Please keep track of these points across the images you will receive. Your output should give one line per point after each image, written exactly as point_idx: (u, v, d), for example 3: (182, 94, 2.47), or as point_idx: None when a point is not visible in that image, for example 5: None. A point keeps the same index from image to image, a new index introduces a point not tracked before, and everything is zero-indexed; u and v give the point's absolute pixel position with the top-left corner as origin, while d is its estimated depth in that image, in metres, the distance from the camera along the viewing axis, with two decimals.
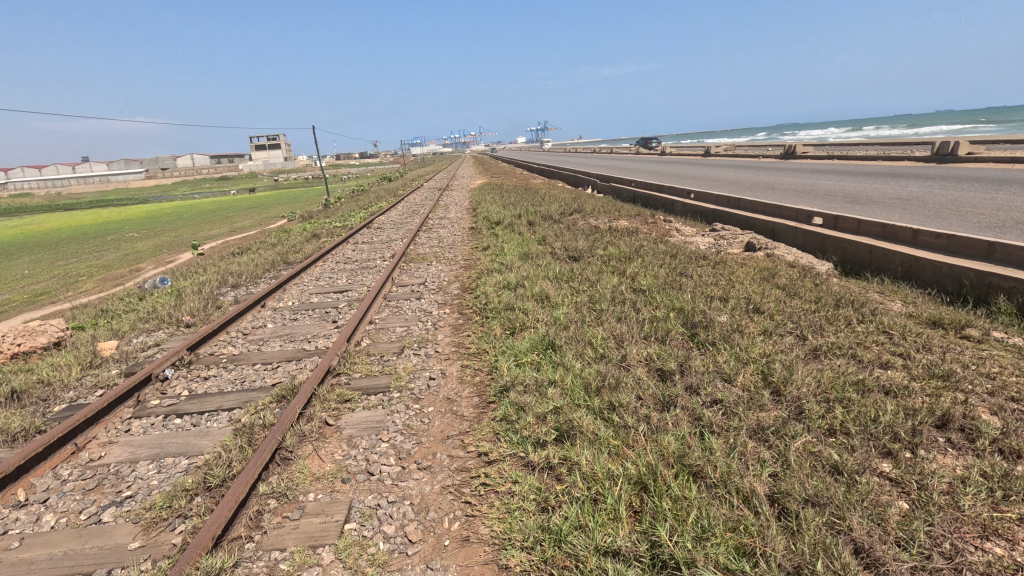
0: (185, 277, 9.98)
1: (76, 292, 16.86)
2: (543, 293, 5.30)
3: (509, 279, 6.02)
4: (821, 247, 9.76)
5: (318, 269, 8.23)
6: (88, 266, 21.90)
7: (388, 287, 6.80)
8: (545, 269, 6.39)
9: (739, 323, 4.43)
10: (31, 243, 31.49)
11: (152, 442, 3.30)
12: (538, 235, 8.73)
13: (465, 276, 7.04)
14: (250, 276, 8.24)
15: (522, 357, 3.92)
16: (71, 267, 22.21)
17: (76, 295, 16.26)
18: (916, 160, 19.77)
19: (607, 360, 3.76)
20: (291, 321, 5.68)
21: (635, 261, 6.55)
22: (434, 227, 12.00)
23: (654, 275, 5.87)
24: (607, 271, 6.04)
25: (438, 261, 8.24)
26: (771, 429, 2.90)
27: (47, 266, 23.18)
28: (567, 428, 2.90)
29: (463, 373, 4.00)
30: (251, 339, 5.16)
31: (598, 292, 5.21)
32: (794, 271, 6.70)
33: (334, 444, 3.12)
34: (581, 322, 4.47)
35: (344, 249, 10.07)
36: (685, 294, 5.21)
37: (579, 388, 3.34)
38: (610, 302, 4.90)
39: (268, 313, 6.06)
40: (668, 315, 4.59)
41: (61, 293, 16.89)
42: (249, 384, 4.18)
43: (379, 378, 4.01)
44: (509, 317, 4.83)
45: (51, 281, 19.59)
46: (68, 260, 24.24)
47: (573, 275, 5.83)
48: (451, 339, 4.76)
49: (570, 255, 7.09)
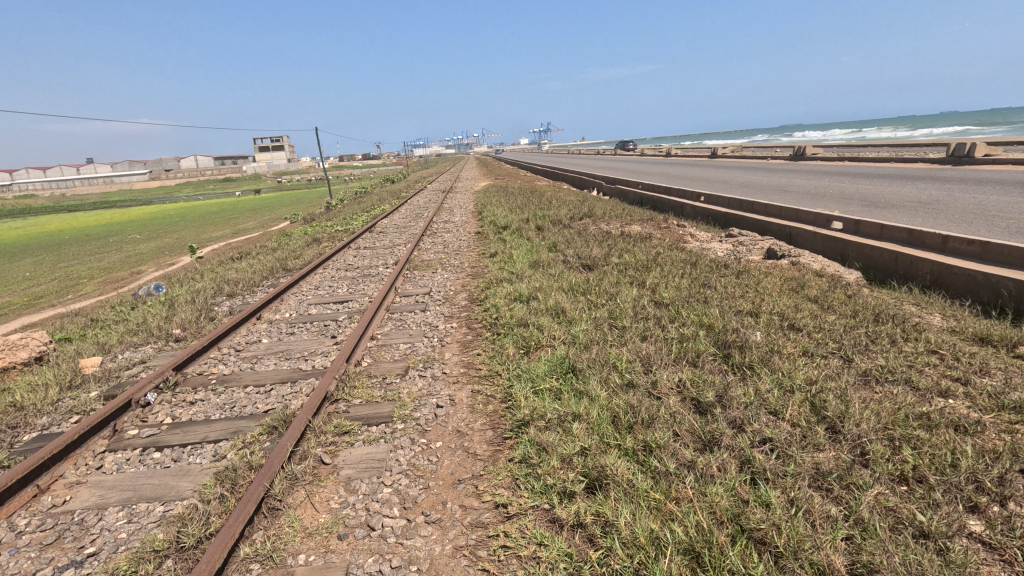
0: (182, 283, 9.66)
1: (75, 295, 16.59)
2: (558, 306, 4.92)
3: (520, 290, 5.63)
4: (843, 254, 9.34)
5: (318, 277, 7.88)
6: (91, 268, 21.72)
7: (391, 297, 6.43)
8: (558, 278, 6.01)
9: (776, 343, 4.03)
10: (34, 244, 31.39)
11: (125, 483, 2.93)
12: (548, 241, 8.34)
13: (472, 285, 6.67)
14: (247, 283, 7.88)
15: (540, 384, 3.53)
16: (73, 269, 22.02)
17: (74, 298, 15.98)
18: (931, 162, 19.30)
19: (636, 388, 3.37)
20: (288, 336, 5.30)
21: (654, 270, 6.15)
22: (438, 231, 11.65)
23: (676, 287, 5.48)
24: (625, 282, 5.64)
25: (443, 268, 7.85)
26: (834, 476, 2.51)
27: (50, 268, 23.02)
28: (598, 476, 2.51)
29: (474, 400, 3.61)
30: (243, 357, 4.79)
31: (618, 306, 4.81)
32: (822, 281, 6.31)
33: (330, 489, 2.73)
34: (603, 341, 4.08)
35: (346, 254, 9.72)
36: (711, 308, 4.82)
37: (607, 424, 2.95)
38: (632, 318, 4.50)
39: (263, 326, 5.69)
40: (697, 333, 4.20)
41: (61, 296, 16.67)
42: (238, 410, 3.81)
43: (382, 405, 3.62)
44: (522, 335, 4.44)
45: (52, 283, 19.39)
46: (71, 261, 24.06)
47: (590, 287, 5.44)
48: (459, 359, 4.37)
49: (584, 264, 6.70)
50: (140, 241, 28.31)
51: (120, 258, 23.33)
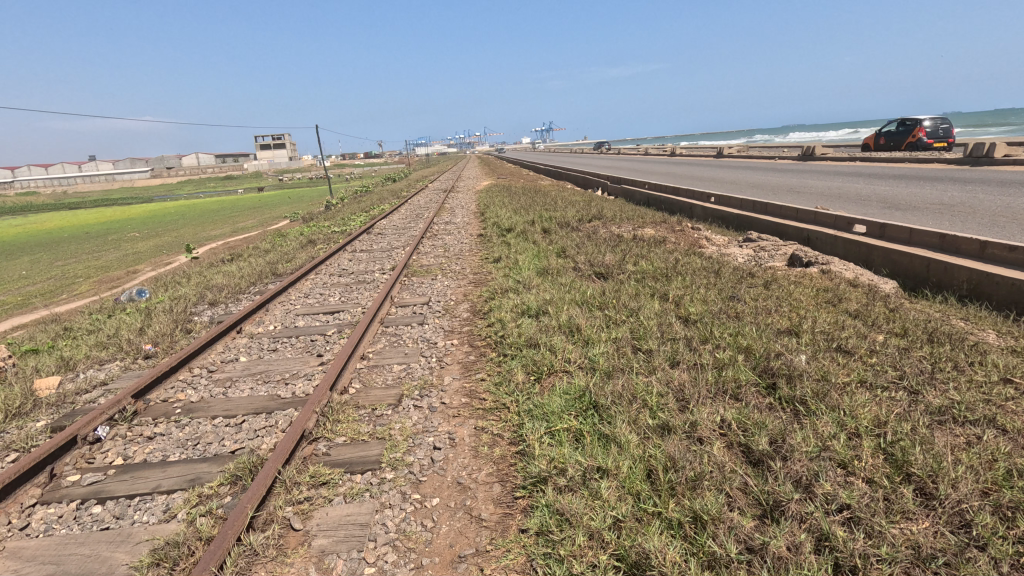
0: (167, 288, 9.11)
1: (70, 294, 16.14)
2: (572, 323, 4.36)
3: (528, 302, 5.08)
4: (867, 259, 8.76)
5: (309, 283, 7.32)
6: (87, 266, 21.29)
7: (386, 307, 5.87)
8: (569, 289, 5.45)
9: (829, 371, 3.46)
10: (30, 242, 30.94)
11: (49, 553, 2.38)
12: (557, 245, 7.77)
13: (475, 295, 6.12)
14: (233, 290, 7.33)
15: (558, 424, 2.98)
16: (68, 267, 21.55)
17: (67, 298, 15.51)
18: (947, 163, 18.67)
19: (672, 433, 2.81)
20: (269, 354, 4.74)
21: (676, 280, 5.59)
22: (439, 233, 11.12)
23: (703, 301, 4.91)
24: (645, 294, 5.09)
25: (444, 275, 7.29)
26: (940, 562, 1.96)
27: (46, 266, 22.58)
28: (638, 563, 1.97)
29: (477, 442, 3.05)
30: (217, 379, 4.24)
31: (641, 323, 4.25)
32: (857, 293, 5.74)
33: (298, 567, 2.19)
34: (627, 368, 3.53)
35: (341, 258, 9.18)
36: (745, 326, 4.26)
37: (643, 484, 2.41)
38: (658, 338, 3.95)
39: (243, 341, 5.13)
40: (735, 359, 3.64)
41: (51, 296, 16.12)
42: (202, 448, 3.26)
43: (368, 447, 3.06)
44: (533, 358, 3.88)
45: (45, 282, 18.92)
46: (67, 260, 23.60)
47: (606, 300, 4.87)
48: (461, 387, 3.81)
49: (597, 272, 6.14)
50: (138, 239, 27.85)
51: (117, 257, 22.90)
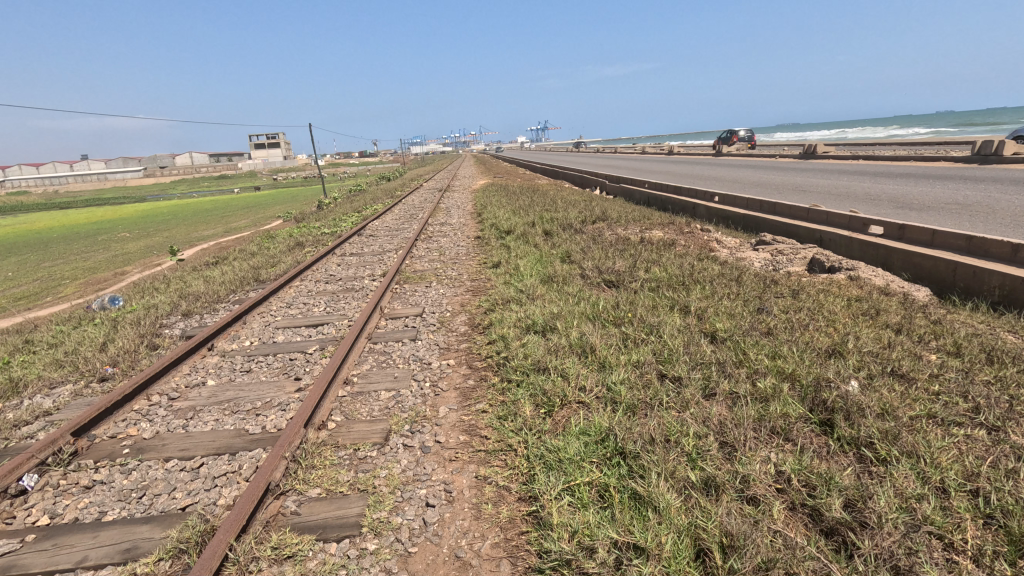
0: (143, 294, 8.52)
1: (53, 298, 15.48)
2: (585, 343, 3.82)
3: (532, 316, 4.55)
4: (886, 261, 8.25)
5: (294, 291, 6.76)
6: (73, 267, 20.60)
7: (375, 320, 5.31)
8: (578, 300, 4.92)
9: (890, 403, 2.94)
10: (18, 242, 30.17)
11: None
12: (561, 250, 7.23)
13: (474, 305, 5.58)
14: (210, 298, 6.74)
15: (579, 478, 2.45)
16: (55, 268, 20.86)
17: (48, 302, 14.92)
18: (955, 162, 18.21)
19: (720, 492, 2.28)
20: (240, 377, 4.17)
21: (694, 289, 5.07)
22: (434, 234, 10.58)
23: (729, 314, 4.37)
24: (663, 306, 4.57)
25: (439, 282, 6.73)
26: None
27: (32, 267, 21.88)
28: None
29: (479, 499, 2.52)
30: (178, 409, 3.68)
31: (665, 343, 3.72)
32: (891, 302, 5.24)
33: None
34: (654, 401, 3.00)
35: (329, 262, 8.63)
36: (782, 346, 3.74)
37: (691, 569, 1.90)
38: (687, 362, 3.42)
39: (214, 359, 4.55)
40: (779, 387, 3.12)
41: (33, 300, 15.46)
42: (148, 502, 2.70)
43: (346, 505, 2.52)
44: (542, 386, 3.35)
45: (29, 284, 18.23)
46: (54, 260, 22.91)
47: (621, 313, 4.34)
48: (458, 422, 3.28)
49: (607, 280, 5.60)
50: (128, 239, 27.19)
51: (105, 257, 22.31)
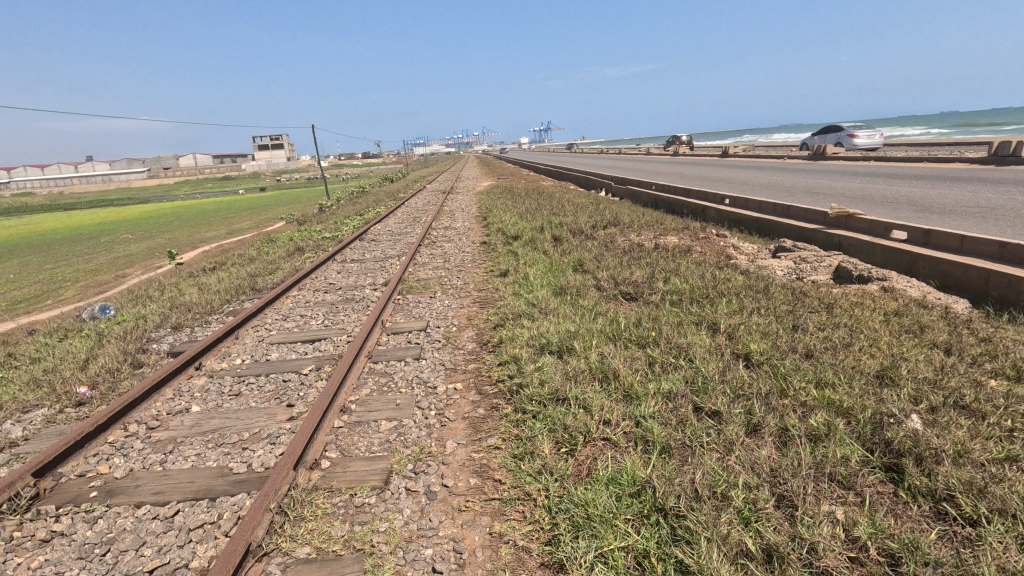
0: (135, 302, 8.18)
1: (53, 300, 15.22)
2: (607, 368, 3.45)
3: (546, 334, 4.18)
4: (911, 268, 7.82)
5: (291, 302, 6.40)
6: (76, 269, 20.41)
7: (376, 335, 4.94)
8: (594, 315, 4.54)
9: (965, 444, 2.55)
10: (24, 244, 30.05)
11: None
12: (572, 257, 6.87)
13: (481, 319, 5.21)
14: (202, 310, 6.39)
15: (612, 546, 2.08)
16: (58, 270, 20.67)
17: (47, 305, 14.63)
18: (971, 164, 17.67)
19: (785, 566, 1.91)
20: (228, 403, 3.81)
21: (719, 303, 4.69)
22: (439, 239, 10.24)
23: (763, 334, 3.99)
24: (689, 323, 4.20)
25: (444, 292, 6.36)
26: None
27: (35, 268, 21.67)
28: None
29: (496, 564, 2.15)
30: (158, 441, 3.33)
31: (697, 368, 3.35)
32: (931, 315, 4.84)
33: None
34: (693, 442, 2.63)
35: (330, 269, 8.28)
36: (826, 372, 3.35)
37: None
38: (724, 393, 3.05)
39: (200, 381, 4.19)
40: (833, 425, 2.74)
41: (35, 302, 15.25)
42: (111, 562, 2.34)
43: (339, 571, 2.15)
44: (562, 420, 2.98)
45: (30, 286, 18.02)
46: (57, 262, 22.70)
47: (644, 332, 3.97)
48: (468, 461, 2.91)
49: (624, 292, 5.23)
50: (131, 241, 27.01)
51: (108, 259, 22.10)
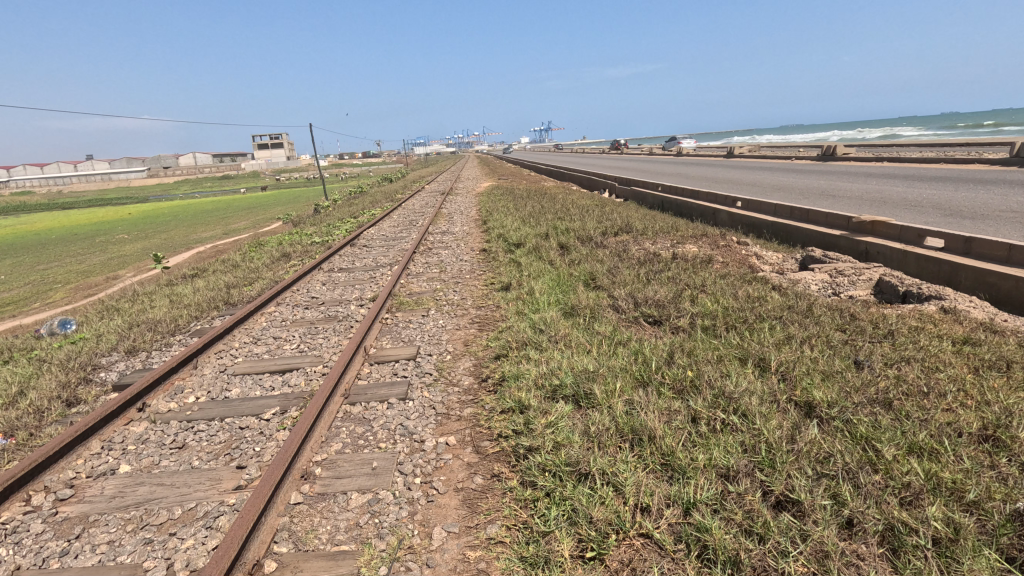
0: (102, 316, 7.44)
1: (41, 303, 14.54)
2: (640, 427, 2.72)
3: (557, 373, 3.44)
4: (952, 280, 7.07)
5: (265, 320, 5.66)
6: (68, 270, 19.70)
7: (356, 367, 4.20)
8: (614, 348, 3.81)
9: None
10: (20, 243, 29.39)
11: None
12: (582, 270, 6.14)
13: (480, 345, 4.48)
14: (166, 330, 5.64)
15: None
16: (49, 271, 19.96)
17: (32, 309, 13.93)
18: (992, 164, 16.93)
19: None
20: (167, 461, 3.08)
21: (762, 331, 3.96)
22: (436, 245, 9.54)
23: (826, 376, 3.26)
24: (731, 359, 3.46)
25: (438, 309, 5.63)
26: None
27: (26, 270, 20.94)
28: None
29: None
30: (64, 522, 2.59)
31: (755, 429, 2.62)
32: (1007, 342, 4.09)
33: None
34: (771, 557, 1.90)
35: (316, 279, 7.57)
36: (920, 433, 2.60)
37: None
38: (800, 468, 2.31)
39: (139, 429, 3.44)
40: (960, 525, 1.99)
41: (20, 306, 14.54)
42: None
43: None
44: (585, 509, 2.24)
45: (20, 287, 17.33)
46: (50, 263, 22.02)
47: (680, 373, 3.24)
48: (461, 562, 2.18)
49: (647, 315, 4.52)
50: (126, 241, 26.31)
51: (102, 259, 21.46)
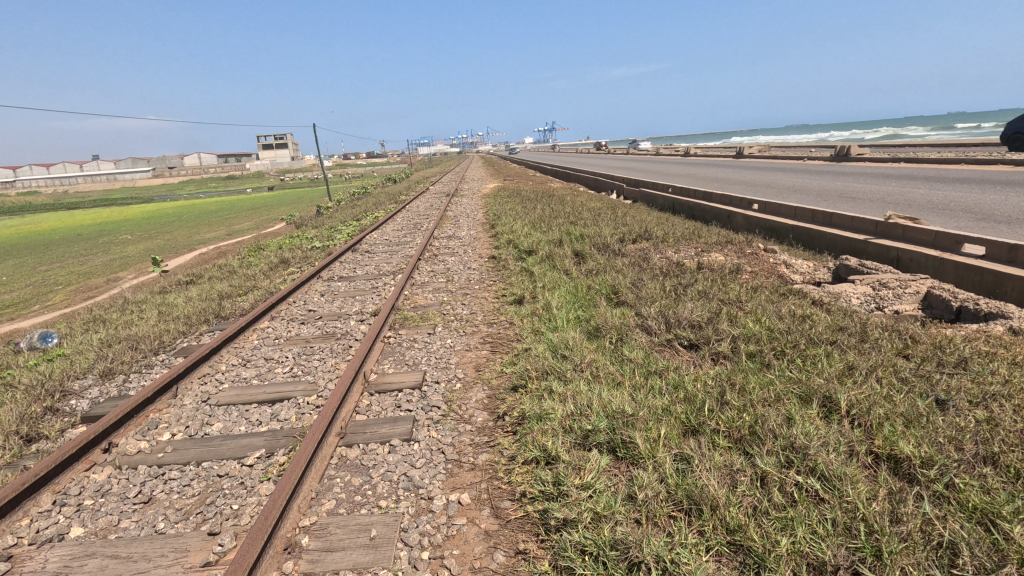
0: (88, 327, 6.99)
1: (40, 305, 14.21)
2: (700, 493, 2.21)
3: (588, 415, 2.93)
4: (998, 292, 6.54)
5: (257, 338, 5.18)
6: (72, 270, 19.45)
7: (355, 398, 3.70)
8: (650, 380, 3.30)
9: None
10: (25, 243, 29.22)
11: None
12: (602, 282, 5.64)
13: (493, 372, 3.98)
14: (150, 348, 5.17)
15: None
16: (53, 271, 19.72)
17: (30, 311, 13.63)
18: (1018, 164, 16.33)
19: None
20: (129, 522, 2.60)
21: (819, 361, 3.45)
22: (443, 250, 9.07)
23: (909, 421, 2.75)
24: (792, 398, 2.95)
25: (446, 326, 5.14)
26: None
27: (30, 270, 20.72)
28: None
29: None
30: None
31: (846, 501, 2.11)
32: None
33: None
34: None
35: (315, 288, 7.10)
36: None
37: None
38: (917, 564, 1.80)
39: (100, 478, 2.96)
40: None
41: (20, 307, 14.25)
42: None
43: None
44: None
45: (22, 287, 17.08)
46: (54, 263, 21.80)
47: (736, 418, 2.74)
48: None
49: (681, 338, 4.02)
50: (130, 241, 26.07)
51: (107, 259, 21.20)
